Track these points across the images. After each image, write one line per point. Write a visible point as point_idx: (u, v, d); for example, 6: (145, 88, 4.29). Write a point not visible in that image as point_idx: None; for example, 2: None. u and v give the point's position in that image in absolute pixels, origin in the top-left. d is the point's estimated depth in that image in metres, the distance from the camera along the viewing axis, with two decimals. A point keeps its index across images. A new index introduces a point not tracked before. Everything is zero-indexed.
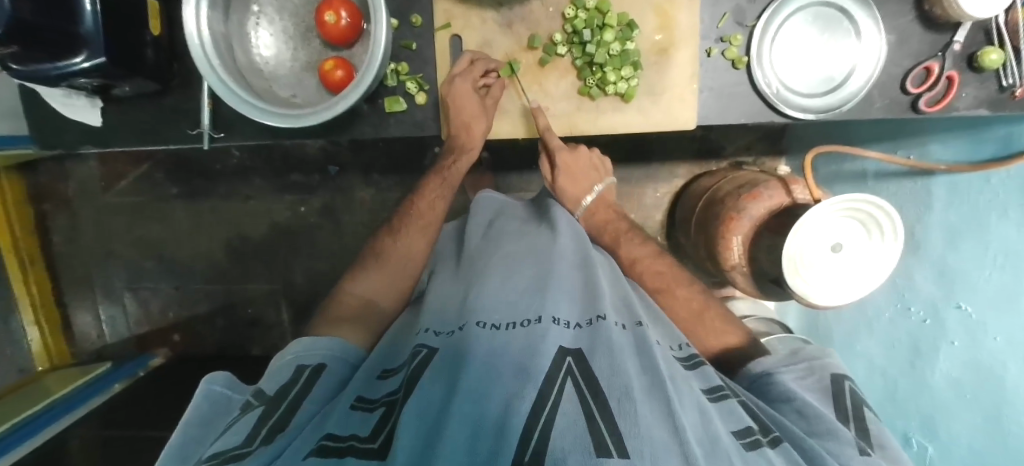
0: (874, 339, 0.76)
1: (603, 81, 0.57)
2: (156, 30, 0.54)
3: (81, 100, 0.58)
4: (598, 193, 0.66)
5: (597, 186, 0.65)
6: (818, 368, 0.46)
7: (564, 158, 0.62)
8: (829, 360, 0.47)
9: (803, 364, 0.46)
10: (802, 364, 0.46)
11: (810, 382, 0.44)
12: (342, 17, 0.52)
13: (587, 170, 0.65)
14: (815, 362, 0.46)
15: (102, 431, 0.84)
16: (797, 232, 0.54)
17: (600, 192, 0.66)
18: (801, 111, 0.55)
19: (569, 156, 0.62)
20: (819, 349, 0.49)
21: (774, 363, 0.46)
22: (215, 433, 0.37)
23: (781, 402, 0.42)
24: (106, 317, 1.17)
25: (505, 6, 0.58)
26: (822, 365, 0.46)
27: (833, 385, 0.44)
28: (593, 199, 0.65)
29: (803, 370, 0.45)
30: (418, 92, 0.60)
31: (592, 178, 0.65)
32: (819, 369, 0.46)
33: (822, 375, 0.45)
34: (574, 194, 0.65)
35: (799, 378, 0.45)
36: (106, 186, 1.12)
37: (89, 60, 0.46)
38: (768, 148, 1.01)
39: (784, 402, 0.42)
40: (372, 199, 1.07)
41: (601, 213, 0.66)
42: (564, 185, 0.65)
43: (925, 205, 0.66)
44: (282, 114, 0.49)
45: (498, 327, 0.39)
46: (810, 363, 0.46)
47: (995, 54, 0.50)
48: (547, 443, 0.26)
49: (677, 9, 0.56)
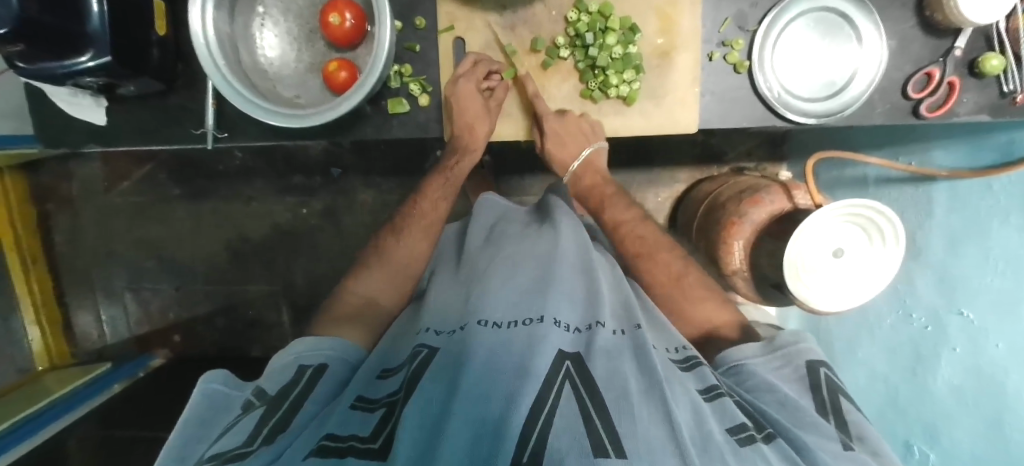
0: (875, 344, 0.75)
1: (605, 84, 0.58)
2: (161, 30, 0.54)
3: (86, 100, 0.59)
4: (586, 158, 0.64)
5: (586, 151, 0.63)
6: (794, 355, 0.44)
7: (551, 125, 0.60)
8: (805, 345, 0.45)
9: (780, 353, 0.44)
10: (778, 354, 0.44)
11: (787, 372, 0.43)
12: (346, 18, 0.52)
13: (578, 135, 0.62)
14: (791, 349, 0.45)
15: (101, 431, 0.83)
16: (797, 237, 0.54)
17: (589, 157, 0.63)
18: (802, 115, 0.56)
19: (557, 123, 0.59)
20: (794, 334, 0.46)
21: (749, 354, 0.45)
22: (213, 432, 0.37)
23: (761, 394, 0.41)
24: (106, 317, 1.17)
25: (509, 9, 0.58)
26: (798, 352, 0.45)
27: (811, 375, 0.42)
28: (580, 164, 0.64)
29: (778, 360, 0.44)
30: (421, 93, 0.60)
31: (581, 143, 0.62)
32: (794, 357, 0.44)
33: (798, 364, 0.43)
34: (561, 158, 0.64)
35: (775, 368, 0.43)
36: (109, 186, 1.13)
37: (95, 60, 0.47)
38: (769, 153, 1.01)
39: (763, 394, 0.41)
40: (373, 201, 1.08)
41: (589, 177, 0.66)
42: (552, 150, 0.63)
43: (926, 212, 0.66)
44: (285, 114, 0.49)
45: (500, 325, 0.40)
46: (786, 351, 0.44)
47: (996, 60, 0.50)
48: (545, 444, 0.26)
49: (679, 13, 0.56)
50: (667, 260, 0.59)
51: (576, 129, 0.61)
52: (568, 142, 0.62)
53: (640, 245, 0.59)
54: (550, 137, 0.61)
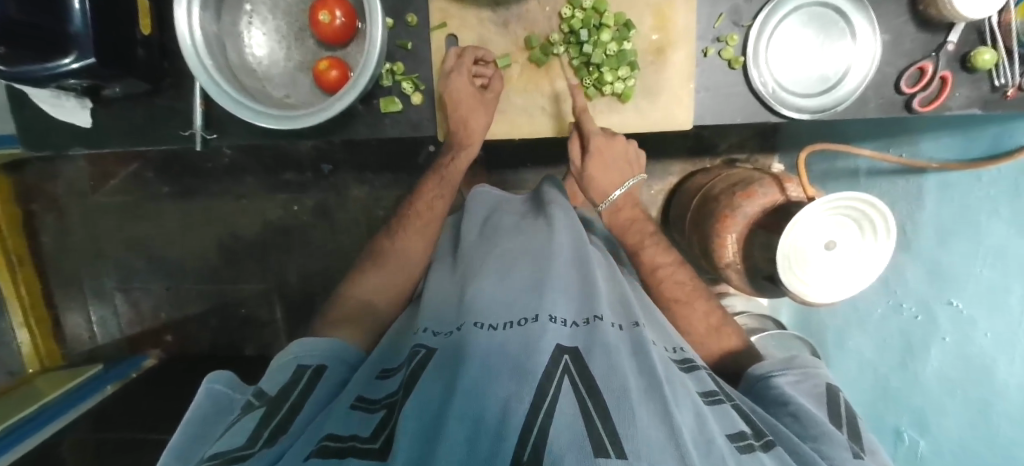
0: (864, 335, 0.76)
1: (600, 81, 0.57)
2: (146, 29, 0.53)
3: (70, 101, 0.57)
4: (630, 189, 0.60)
5: (630, 181, 0.60)
6: (812, 375, 0.46)
7: (598, 144, 0.57)
8: (822, 369, 0.48)
9: (799, 368, 0.46)
10: (798, 369, 0.46)
11: (804, 386, 0.45)
12: (336, 16, 0.51)
13: (623, 163, 0.60)
14: (810, 369, 0.47)
15: (94, 434, 0.82)
16: (792, 229, 0.54)
17: (631, 188, 0.60)
18: (797, 111, 0.56)
19: (605, 142, 0.57)
20: (812, 358, 0.48)
21: (772, 367, 0.47)
22: (215, 433, 0.36)
23: (778, 405, 0.42)
24: (97, 318, 1.16)
25: (502, 6, 0.58)
26: (817, 373, 0.47)
27: (828, 391, 0.45)
28: (623, 194, 0.60)
29: (800, 374, 0.46)
30: (414, 92, 0.59)
31: (626, 172, 0.60)
32: (814, 376, 0.46)
33: (817, 382, 0.46)
34: (603, 185, 0.59)
35: (795, 383, 0.45)
36: (95, 185, 1.10)
37: (78, 61, 0.45)
38: (761, 145, 1.02)
39: (780, 406, 0.42)
40: (367, 197, 1.07)
41: (628, 210, 0.61)
42: (595, 174, 0.59)
43: (915, 201, 0.67)
44: (275, 116, 0.48)
45: (496, 327, 0.39)
46: (804, 369, 0.46)
47: (988, 54, 0.51)
48: (545, 442, 0.26)
49: (674, 9, 0.56)
50: (691, 287, 0.58)
51: (622, 154, 0.59)
52: (612, 167, 0.59)
53: (678, 290, 0.58)
54: (596, 156, 0.57)
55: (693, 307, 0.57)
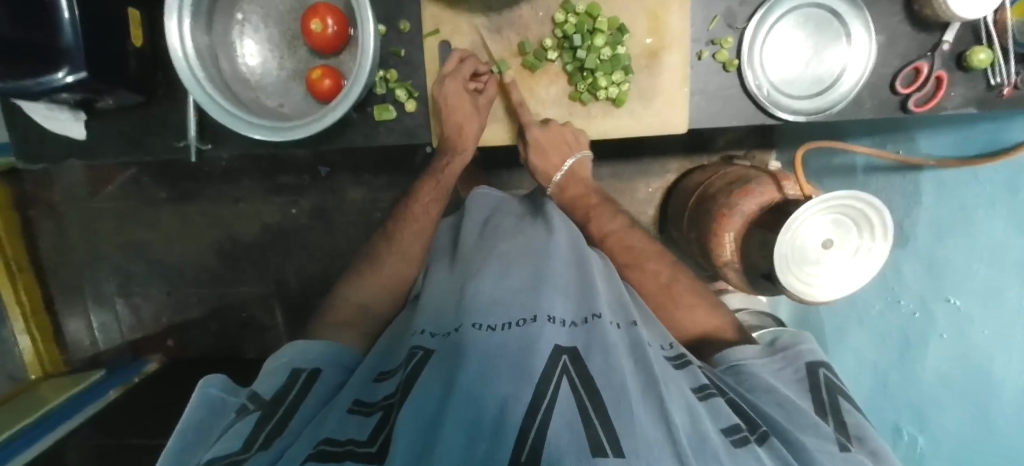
0: (863, 331, 0.75)
1: (594, 86, 0.57)
2: (138, 41, 0.53)
3: (64, 114, 0.57)
4: (570, 169, 0.61)
5: (569, 162, 0.60)
6: (793, 358, 0.46)
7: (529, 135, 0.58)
8: (803, 346, 0.47)
9: (779, 355, 0.46)
10: (778, 356, 0.46)
11: (786, 374, 0.45)
12: (329, 25, 0.51)
13: (561, 146, 0.60)
14: (789, 351, 0.46)
15: (101, 440, 0.82)
16: (795, 222, 0.54)
17: (572, 168, 0.61)
18: (792, 113, 0.56)
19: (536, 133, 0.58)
20: (793, 337, 0.48)
21: (749, 353, 0.47)
22: (213, 436, 0.36)
23: (762, 394, 0.42)
24: (97, 324, 1.17)
25: (494, 12, 0.58)
26: (797, 354, 0.46)
27: (811, 376, 0.44)
28: (565, 175, 0.62)
29: (781, 362, 0.45)
30: (408, 99, 0.59)
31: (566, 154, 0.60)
32: (794, 359, 0.46)
33: (799, 365, 0.45)
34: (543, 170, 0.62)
35: (776, 370, 0.45)
36: (92, 191, 1.10)
37: (72, 74, 0.45)
38: (759, 141, 1.01)
39: (763, 395, 0.42)
40: (364, 199, 1.07)
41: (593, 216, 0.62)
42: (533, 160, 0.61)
43: (911, 197, 0.66)
44: (271, 125, 0.48)
45: (494, 328, 0.38)
46: (784, 353, 0.46)
47: (984, 54, 0.50)
48: (544, 442, 0.26)
49: (667, 11, 0.55)
50: None
51: (558, 138, 0.59)
52: (549, 153, 0.59)
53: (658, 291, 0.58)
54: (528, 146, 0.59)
55: (678, 308, 0.56)
